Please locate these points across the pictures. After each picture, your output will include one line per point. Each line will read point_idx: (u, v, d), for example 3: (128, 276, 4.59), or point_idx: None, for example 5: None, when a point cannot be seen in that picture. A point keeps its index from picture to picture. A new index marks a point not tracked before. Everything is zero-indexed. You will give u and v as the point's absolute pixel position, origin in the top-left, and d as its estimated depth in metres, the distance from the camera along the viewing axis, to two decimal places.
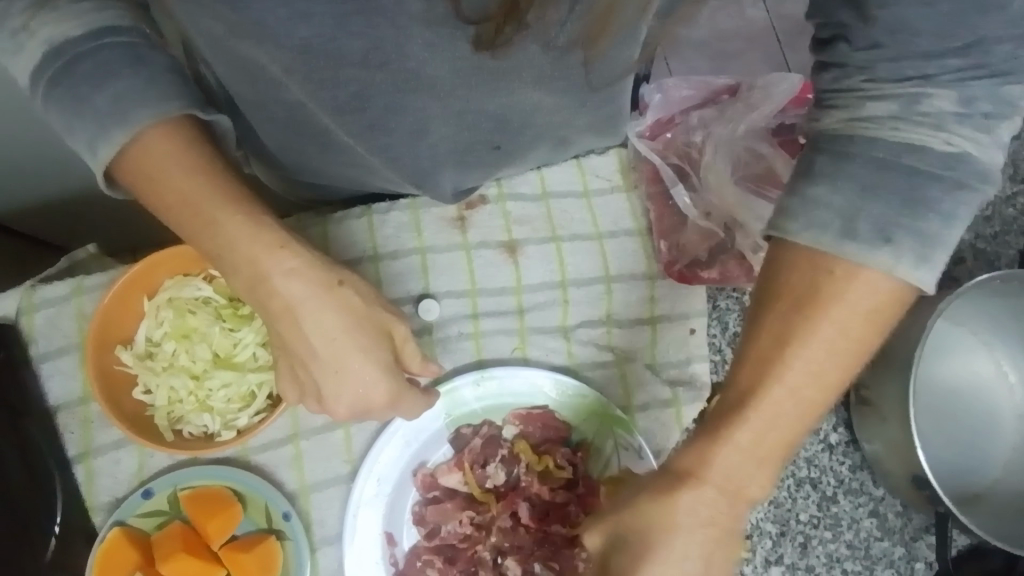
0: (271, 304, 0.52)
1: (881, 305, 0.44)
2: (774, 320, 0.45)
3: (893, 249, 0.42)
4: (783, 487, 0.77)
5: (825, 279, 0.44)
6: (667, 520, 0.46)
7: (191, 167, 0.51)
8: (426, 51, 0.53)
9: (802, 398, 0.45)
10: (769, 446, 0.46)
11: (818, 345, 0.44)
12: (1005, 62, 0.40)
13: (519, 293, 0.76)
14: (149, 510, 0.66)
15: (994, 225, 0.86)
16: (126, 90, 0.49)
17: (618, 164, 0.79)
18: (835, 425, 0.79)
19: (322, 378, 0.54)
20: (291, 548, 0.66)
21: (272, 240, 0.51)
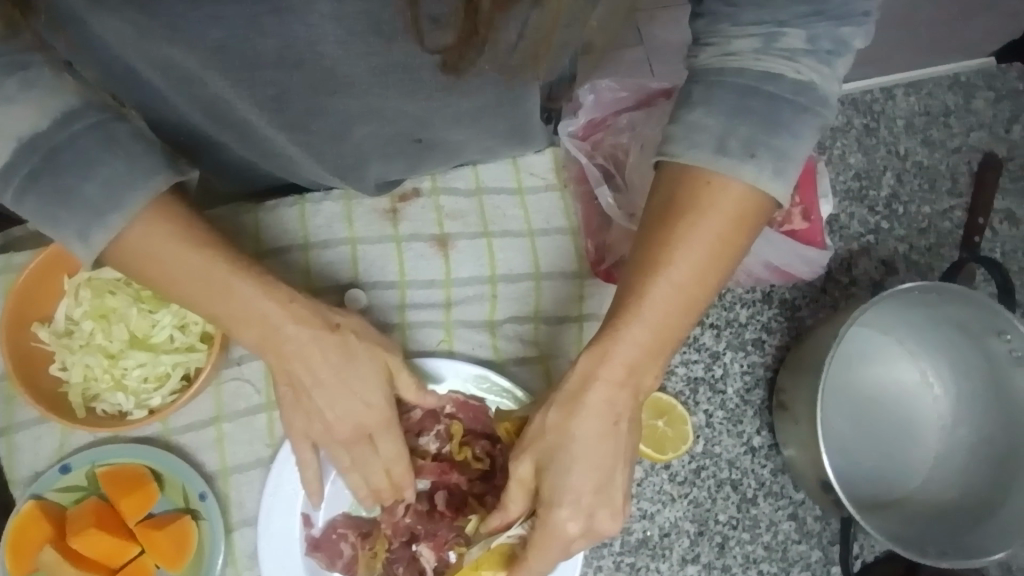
0: (248, 327, 0.55)
1: (742, 210, 0.52)
2: (664, 227, 0.53)
3: (757, 163, 0.51)
4: (704, 487, 0.77)
5: (706, 185, 0.52)
6: (571, 426, 0.54)
7: (172, 220, 0.52)
8: (340, 49, 0.54)
9: (681, 297, 0.53)
10: (659, 342, 0.54)
11: (695, 245, 0.52)
12: (837, 8, 0.51)
13: (448, 286, 0.77)
14: (66, 485, 0.66)
15: (929, 238, 0.86)
16: (112, 172, 0.50)
17: (552, 163, 0.81)
18: (758, 428, 0.79)
19: (313, 392, 0.57)
20: (206, 527, 0.67)
21: (263, 306, 0.55)
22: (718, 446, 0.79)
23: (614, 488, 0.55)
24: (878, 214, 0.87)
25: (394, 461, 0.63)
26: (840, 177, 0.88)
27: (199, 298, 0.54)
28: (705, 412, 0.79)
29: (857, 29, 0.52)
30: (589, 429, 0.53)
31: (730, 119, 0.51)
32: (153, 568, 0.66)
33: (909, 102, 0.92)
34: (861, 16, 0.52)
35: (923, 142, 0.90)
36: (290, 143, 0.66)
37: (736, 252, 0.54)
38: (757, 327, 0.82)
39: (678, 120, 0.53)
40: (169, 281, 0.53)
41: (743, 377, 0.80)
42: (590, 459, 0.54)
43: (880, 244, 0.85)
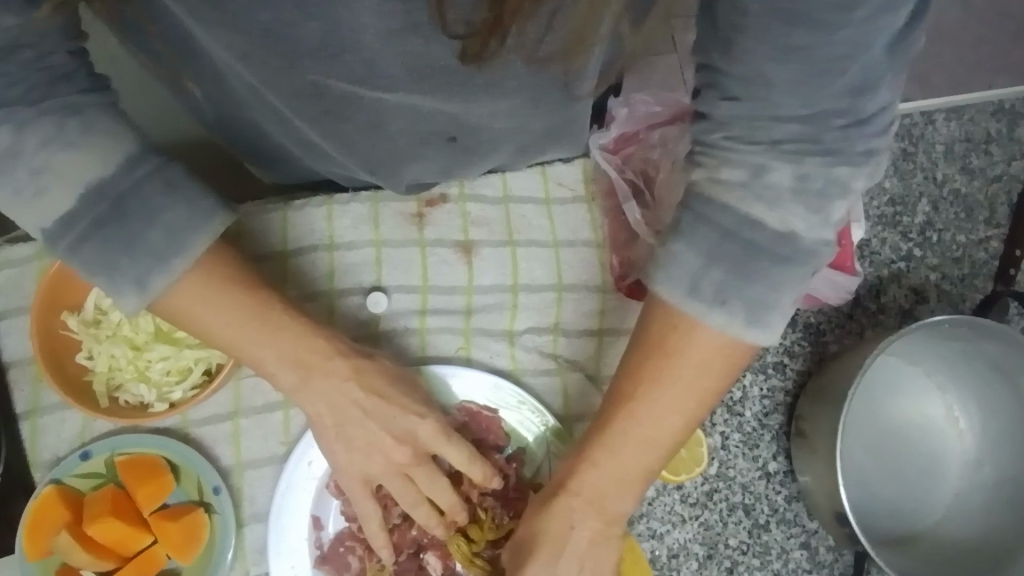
0: (293, 363, 0.59)
1: (718, 355, 0.50)
2: (637, 365, 0.53)
3: (727, 310, 0.48)
4: (715, 510, 0.77)
5: (673, 330, 0.50)
6: (551, 527, 0.57)
7: (226, 276, 0.55)
8: (381, 43, 0.50)
9: (653, 430, 0.54)
10: (631, 467, 0.55)
11: (668, 390, 0.52)
12: (834, 138, 0.44)
13: (469, 294, 0.77)
14: (85, 470, 0.68)
15: (962, 268, 0.84)
16: (174, 221, 0.49)
17: (581, 174, 0.81)
18: (775, 453, 0.78)
19: (364, 415, 0.60)
20: (218, 522, 0.67)
21: (308, 348, 0.59)
22: (733, 469, 0.77)
23: None
24: (911, 242, 0.84)
25: (465, 466, 0.63)
26: (874, 202, 0.86)
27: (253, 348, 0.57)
28: (721, 433, 0.78)
29: (856, 170, 0.45)
30: (563, 553, 0.57)
31: (707, 259, 0.47)
32: (165, 557, 0.67)
33: (949, 127, 0.90)
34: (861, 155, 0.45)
35: (962, 169, 0.88)
36: (320, 138, 0.66)
37: (715, 387, 0.52)
38: (779, 351, 0.80)
39: (664, 243, 0.49)
40: (222, 338, 0.57)
41: (762, 401, 0.79)
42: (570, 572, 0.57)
43: (911, 271, 0.83)
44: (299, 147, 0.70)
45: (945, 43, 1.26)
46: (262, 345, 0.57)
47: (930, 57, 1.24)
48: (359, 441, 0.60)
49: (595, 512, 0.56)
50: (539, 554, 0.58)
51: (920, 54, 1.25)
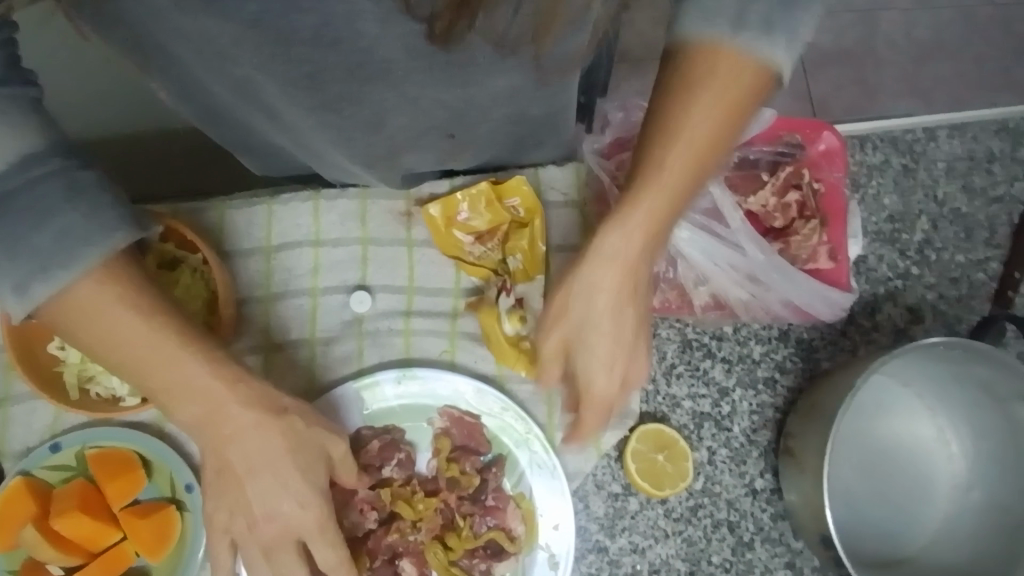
0: (190, 402, 0.48)
1: (739, 91, 0.46)
2: (667, 111, 0.47)
3: (770, 41, 0.44)
4: (699, 526, 0.75)
5: (705, 68, 0.45)
6: (586, 274, 0.51)
7: (127, 291, 0.45)
8: (379, 27, 0.49)
9: (680, 189, 0.49)
10: (656, 225, 0.50)
11: (707, 106, 0.46)
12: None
13: (456, 296, 0.75)
14: (54, 463, 0.66)
15: (960, 288, 0.83)
16: (71, 223, 0.42)
17: (575, 179, 0.79)
18: (762, 471, 0.77)
19: (250, 485, 0.49)
20: (189, 520, 0.66)
21: (202, 386, 0.48)
22: (719, 485, 0.76)
23: (623, 366, 0.53)
24: (908, 259, 0.83)
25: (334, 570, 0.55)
26: (873, 218, 0.84)
27: (145, 373, 0.46)
28: (708, 448, 0.76)
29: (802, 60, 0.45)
30: (609, 351, 0.52)
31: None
32: (133, 555, 0.65)
33: (950, 145, 0.88)
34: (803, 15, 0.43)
35: (962, 187, 0.86)
36: (314, 129, 0.61)
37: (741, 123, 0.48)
38: (770, 366, 0.79)
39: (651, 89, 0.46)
40: (105, 351, 0.46)
41: (751, 417, 0.77)
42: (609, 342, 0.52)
43: (908, 290, 0.82)
44: (286, 141, 0.68)
45: (945, 60, 1.26)
46: (157, 371, 0.46)
47: (932, 74, 1.24)
48: (222, 505, 0.50)
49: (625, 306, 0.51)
50: (565, 321, 0.53)
51: (921, 71, 1.24)
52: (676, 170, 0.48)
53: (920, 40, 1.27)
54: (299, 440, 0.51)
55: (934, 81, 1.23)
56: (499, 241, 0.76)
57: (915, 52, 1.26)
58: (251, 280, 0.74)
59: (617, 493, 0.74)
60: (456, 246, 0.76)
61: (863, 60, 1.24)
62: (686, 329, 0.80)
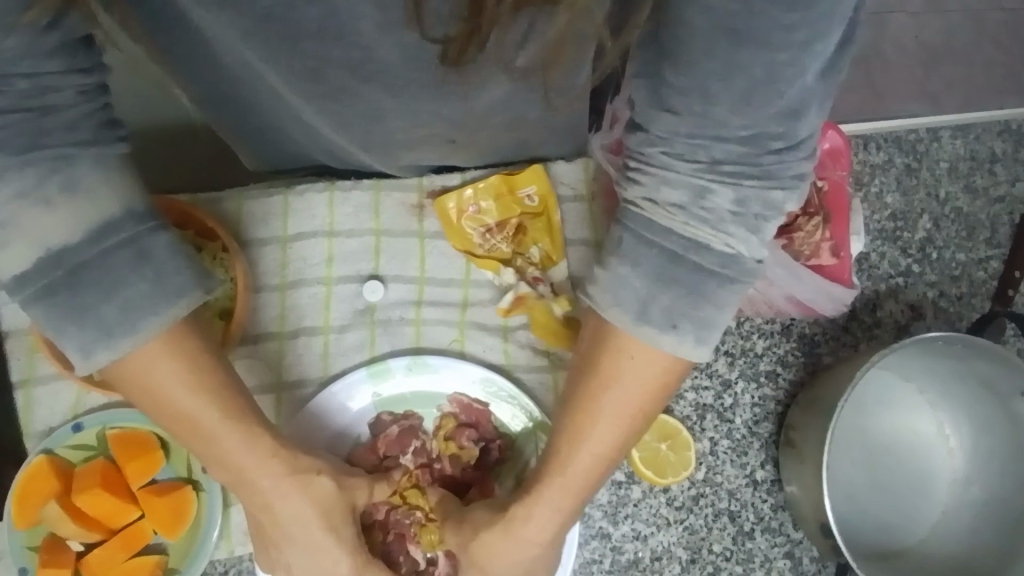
0: (227, 468, 0.56)
1: (657, 378, 0.52)
2: (587, 393, 0.54)
3: (678, 334, 0.49)
4: (700, 515, 0.77)
5: (624, 356, 0.51)
6: (518, 525, 0.58)
7: (180, 367, 0.52)
8: (379, 32, 0.52)
9: (596, 466, 0.55)
10: (588, 481, 0.56)
11: (611, 411, 0.53)
12: (771, 164, 0.45)
13: (466, 287, 0.77)
14: (77, 442, 0.68)
15: (961, 286, 0.84)
16: (133, 296, 0.48)
17: (583, 173, 0.80)
18: (763, 462, 0.78)
19: (285, 548, 0.60)
20: (205, 500, 0.68)
21: (249, 455, 0.56)
22: (721, 475, 0.77)
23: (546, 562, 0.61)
24: (910, 257, 0.84)
25: None
26: (875, 216, 0.85)
27: (192, 440, 0.55)
28: (710, 439, 0.78)
29: (789, 191, 0.46)
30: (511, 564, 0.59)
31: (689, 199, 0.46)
32: (151, 533, 0.67)
33: (954, 145, 0.90)
34: (793, 180, 0.46)
35: (965, 187, 0.88)
36: (317, 115, 0.65)
37: (655, 408, 0.54)
38: (772, 360, 0.80)
39: (605, 266, 0.50)
40: (168, 420, 0.54)
41: (753, 409, 0.79)
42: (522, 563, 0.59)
43: (909, 287, 0.83)
44: (295, 129, 0.71)
45: (953, 64, 1.27)
46: (202, 441, 0.55)
47: (940, 77, 1.25)
48: (269, 554, 0.62)
49: (541, 541, 0.58)
50: (511, 537, 0.58)
51: (930, 73, 1.26)
52: (601, 436, 0.54)
53: (928, 43, 1.28)
54: (325, 509, 0.58)
55: (942, 83, 1.24)
56: (508, 234, 0.78)
57: (923, 56, 1.27)
58: (266, 270, 0.76)
59: (620, 481, 0.76)
60: (467, 238, 0.78)
61: (872, 62, 1.25)
62: None
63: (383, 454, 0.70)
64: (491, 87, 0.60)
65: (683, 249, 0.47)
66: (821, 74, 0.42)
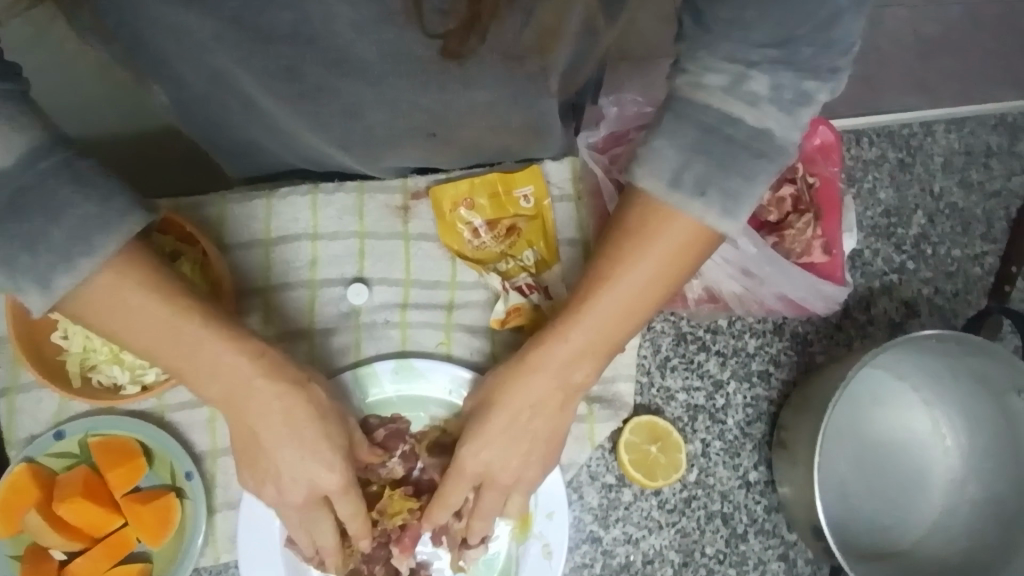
0: (218, 379, 0.53)
1: (685, 246, 0.50)
2: (615, 245, 0.51)
3: (706, 202, 0.47)
4: (692, 517, 0.75)
5: (654, 216, 0.49)
6: (535, 360, 0.55)
7: (144, 283, 0.49)
8: (354, 31, 0.52)
9: (623, 310, 0.53)
10: (601, 334, 0.54)
11: (644, 265, 0.51)
12: (810, 57, 0.43)
13: (452, 289, 0.76)
14: (60, 450, 0.68)
15: (956, 282, 0.83)
16: (86, 217, 0.45)
17: (570, 173, 0.79)
18: (756, 463, 0.77)
19: (275, 453, 0.56)
20: (189, 507, 0.67)
21: (231, 364, 0.53)
22: (713, 476, 0.76)
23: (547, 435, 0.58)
24: (904, 253, 0.83)
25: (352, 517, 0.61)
26: (868, 212, 0.84)
27: (175, 364, 0.52)
28: (702, 440, 0.77)
29: (824, 83, 0.44)
30: (507, 427, 0.57)
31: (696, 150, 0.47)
32: (135, 541, 0.67)
33: (948, 139, 0.88)
34: (830, 71, 0.44)
35: (959, 182, 0.86)
36: (291, 116, 0.65)
37: (678, 278, 0.52)
38: (765, 359, 0.79)
39: None
40: (135, 342, 0.51)
41: (745, 409, 0.78)
42: (523, 436, 0.57)
43: (903, 284, 0.82)
44: (270, 132, 0.71)
45: (950, 55, 1.25)
46: (186, 361, 0.52)
47: (936, 71, 1.23)
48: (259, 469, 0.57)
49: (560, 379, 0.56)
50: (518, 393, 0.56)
51: (927, 66, 1.24)
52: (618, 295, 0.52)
53: (925, 36, 1.27)
54: (321, 412, 0.57)
55: (939, 76, 1.23)
56: (498, 234, 0.78)
57: (920, 47, 1.26)
58: (249, 274, 0.75)
59: (611, 484, 0.75)
60: (456, 236, 0.77)
61: (867, 56, 1.24)
62: (680, 323, 0.79)
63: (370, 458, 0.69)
64: (466, 86, 0.61)
65: (718, 122, 0.45)
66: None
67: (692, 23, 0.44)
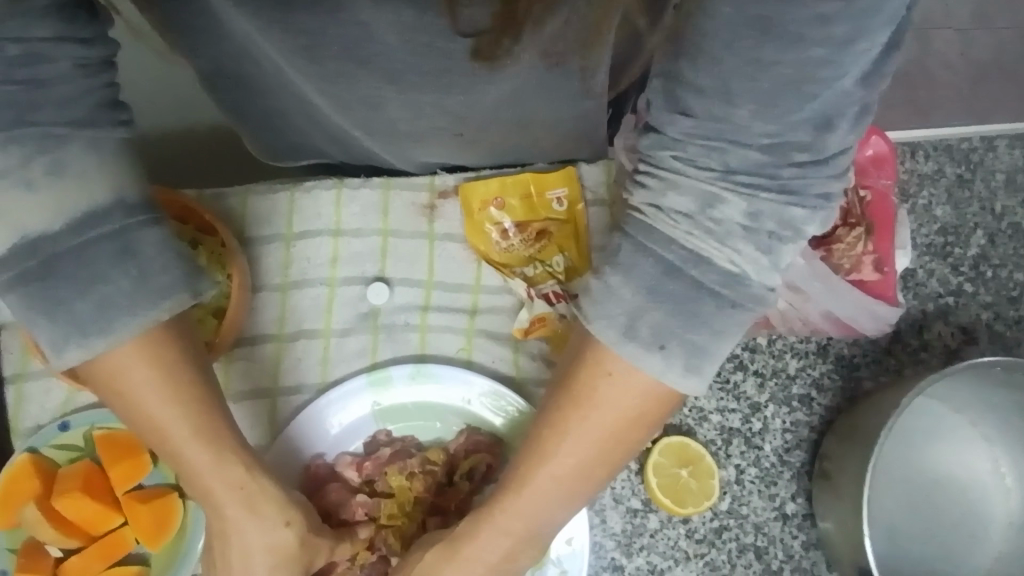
0: (199, 485, 0.51)
1: (640, 413, 0.45)
2: (556, 409, 0.47)
3: (666, 356, 0.42)
4: (723, 550, 0.70)
5: (606, 384, 0.44)
6: (540, 457, 0.48)
7: (153, 374, 0.47)
8: (374, 9, 0.49)
9: (566, 477, 0.48)
10: (593, 455, 0.47)
11: (597, 431, 0.46)
12: (795, 179, 0.39)
13: (476, 293, 0.73)
14: (63, 442, 0.65)
15: (1019, 308, 0.77)
16: (111, 292, 0.43)
17: (606, 177, 0.75)
18: (794, 494, 0.71)
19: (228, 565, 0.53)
20: (192, 509, 0.64)
21: (216, 479, 0.50)
22: (747, 506, 0.71)
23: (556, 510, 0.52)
24: (962, 276, 0.77)
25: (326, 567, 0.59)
26: (923, 229, 0.79)
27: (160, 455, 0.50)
28: (736, 467, 0.71)
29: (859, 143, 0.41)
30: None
31: None
32: (133, 542, 0.64)
33: (1012, 155, 0.83)
34: (810, 196, 0.40)
35: (1023, 202, 0.81)
36: (319, 94, 0.62)
37: (639, 435, 0.47)
38: (807, 383, 0.74)
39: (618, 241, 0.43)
40: (140, 423, 0.49)
41: (784, 435, 0.72)
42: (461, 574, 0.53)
43: (961, 308, 0.76)
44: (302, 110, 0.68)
45: (1003, 78, 1.19)
46: (172, 456, 0.50)
47: (989, 95, 1.17)
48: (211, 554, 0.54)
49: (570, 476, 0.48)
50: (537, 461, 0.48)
51: (983, 88, 1.18)
52: (579, 443, 0.46)
53: (977, 59, 1.21)
54: (286, 549, 0.53)
55: (994, 98, 1.16)
56: (528, 237, 0.74)
57: (970, 71, 1.20)
58: (266, 269, 0.73)
59: (636, 509, 0.70)
60: (483, 236, 0.73)
61: (917, 78, 1.19)
62: None
63: (368, 475, 0.66)
64: (493, 81, 0.57)
65: (684, 261, 0.41)
66: (867, 75, 0.36)
67: (664, 104, 0.39)
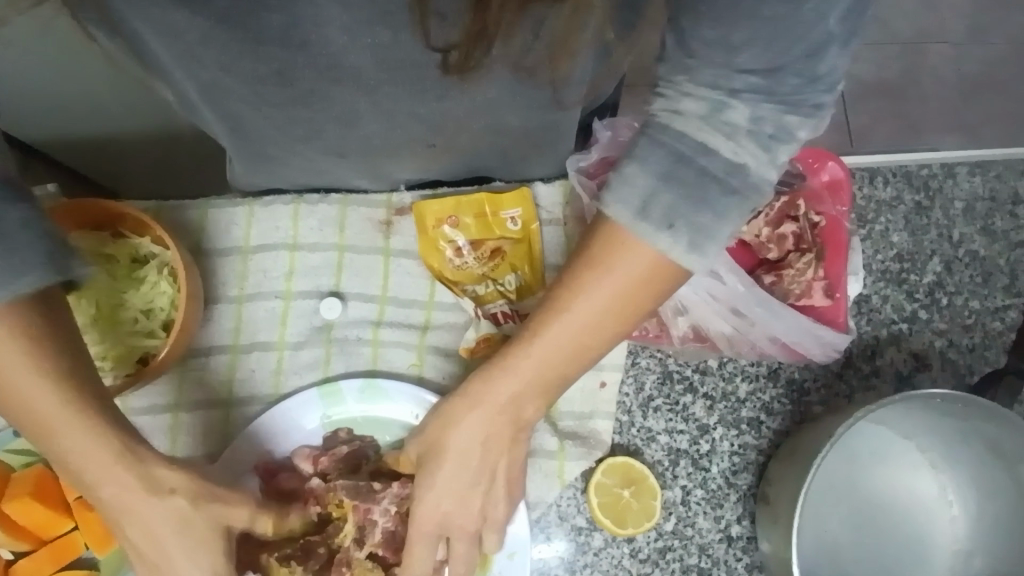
0: (82, 470, 0.49)
1: (645, 278, 0.45)
2: (573, 274, 0.47)
3: (673, 235, 0.42)
4: (667, 570, 0.70)
5: (613, 245, 0.45)
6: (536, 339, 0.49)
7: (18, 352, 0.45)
8: (345, 35, 0.50)
9: (565, 356, 0.49)
10: (593, 327, 0.48)
11: (602, 293, 0.46)
12: (789, 93, 0.40)
13: (429, 309, 0.74)
14: (18, 447, 0.66)
15: (973, 336, 0.77)
16: None
17: (560, 196, 0.76)
18: (739, 517, 0.72)
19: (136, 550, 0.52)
20: None
21: (94, 458, 0.49)
22: (692, 528, 0.71)
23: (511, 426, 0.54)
24: (916, 302, 0.77)
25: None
26: (879, 255, 0.79)
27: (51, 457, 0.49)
28: (682, 488, 0.72)
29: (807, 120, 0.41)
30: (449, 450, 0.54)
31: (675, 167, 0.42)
32: (83, 547, 0.66)
33: (972, 183, 0.83)
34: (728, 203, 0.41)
35: (981, 230, 0.81)
36: (271, 126, 0.62)
37: (643, 308, 0.48)
38: (756, 407, 0.74)
39: None
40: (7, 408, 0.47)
41: (731, 458, 0.73)
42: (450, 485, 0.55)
43: (914, 335, 0.76)
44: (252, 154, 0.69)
45: (989, 96, 1.19)
46: (46, 439, 0.48)
47: (971, 116, 1.16)
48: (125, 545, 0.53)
49: (573, 352, 0.49)
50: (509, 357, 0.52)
51: (964, 108, 1.17)
52: (579, 316, 0.47)
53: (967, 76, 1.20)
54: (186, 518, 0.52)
55: (976, 119, 1.16)
56: (483, 255, 0.75)
57: (959, 87, 1.19)
58: (223, 281, 0.74)
59: (581, 527, 0.70)
60: (437, 253, 0.75)
61: (898, 97, 1.18)
62: (667, 361, 0.75)
63: (323, 469, 0.67)
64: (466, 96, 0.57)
65: (691, 153, 0.41)
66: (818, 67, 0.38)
67: (675, 45, 0.40)
